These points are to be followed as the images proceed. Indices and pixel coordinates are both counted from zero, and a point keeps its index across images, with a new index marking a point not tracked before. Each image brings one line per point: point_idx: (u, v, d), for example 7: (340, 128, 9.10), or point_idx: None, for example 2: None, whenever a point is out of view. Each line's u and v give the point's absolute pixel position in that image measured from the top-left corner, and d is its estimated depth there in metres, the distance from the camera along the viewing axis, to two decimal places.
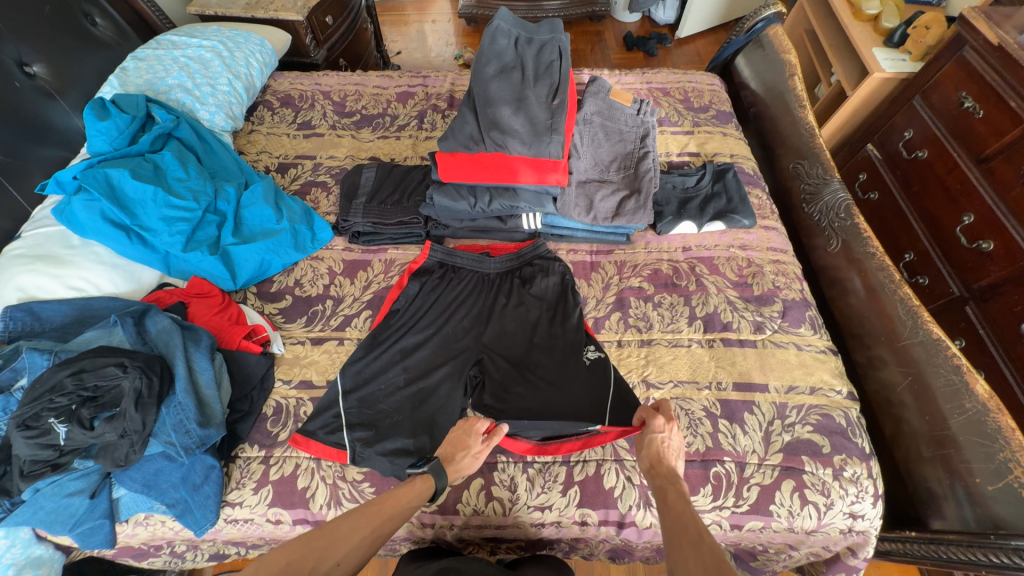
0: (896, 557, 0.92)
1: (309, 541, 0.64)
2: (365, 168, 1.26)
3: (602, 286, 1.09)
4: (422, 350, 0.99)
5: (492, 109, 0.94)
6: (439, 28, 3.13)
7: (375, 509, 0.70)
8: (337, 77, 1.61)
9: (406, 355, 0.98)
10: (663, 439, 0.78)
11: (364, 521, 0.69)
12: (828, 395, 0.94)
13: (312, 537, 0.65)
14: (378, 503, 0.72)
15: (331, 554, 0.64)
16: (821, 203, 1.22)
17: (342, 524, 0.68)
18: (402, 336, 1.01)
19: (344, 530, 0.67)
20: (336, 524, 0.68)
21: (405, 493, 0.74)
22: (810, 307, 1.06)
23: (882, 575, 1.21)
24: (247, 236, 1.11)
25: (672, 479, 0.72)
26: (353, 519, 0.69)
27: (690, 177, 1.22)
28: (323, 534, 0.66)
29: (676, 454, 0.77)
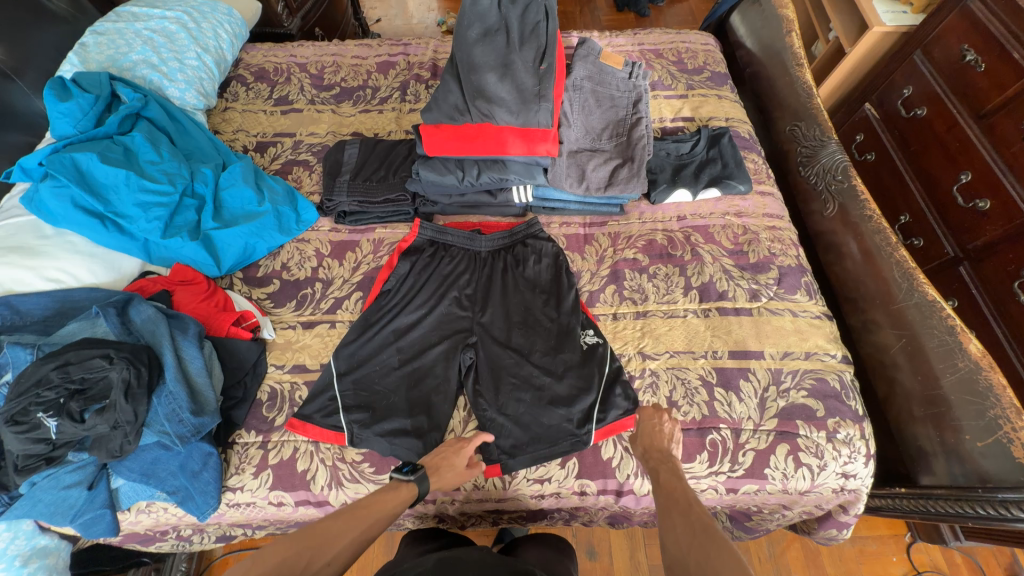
0: (886, 513, 0.95)
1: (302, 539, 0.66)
2: (348, 144, 1.21)
3: (596, 258, 1.08)
4: (416, 332, 0.98)
5: (477, 76, 0.90)
6: None
7: (365, 512, 0.72)
8: (313, 48, 1.53)
9: (400, 336, 0.97)
10: (658, 425, 0.83)
11: (354, 520, 0.70)
12: (822, 360, 0.94)
13: (304, 536, 0.66)
14: (366, 504, 0.73)
15: (323, 553, 0.66)
16: (818, 165, 1.20)
17: (333, 524, 0.69)
18: (395, 317, 0.99)
19: (333, 528, 0.68)
20: (327, 522, 0.69)
21: (392, 496, 0.75)
22: (805, 273, 1.05)
23: (871, 530, 1.25)
24: (229, 220, 1.07)
25: (667, 460, 0.78)
26: (342, 518, 0.70)
27: (684, 143, 1.19)
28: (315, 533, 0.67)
29: (672, 438, 0.82)
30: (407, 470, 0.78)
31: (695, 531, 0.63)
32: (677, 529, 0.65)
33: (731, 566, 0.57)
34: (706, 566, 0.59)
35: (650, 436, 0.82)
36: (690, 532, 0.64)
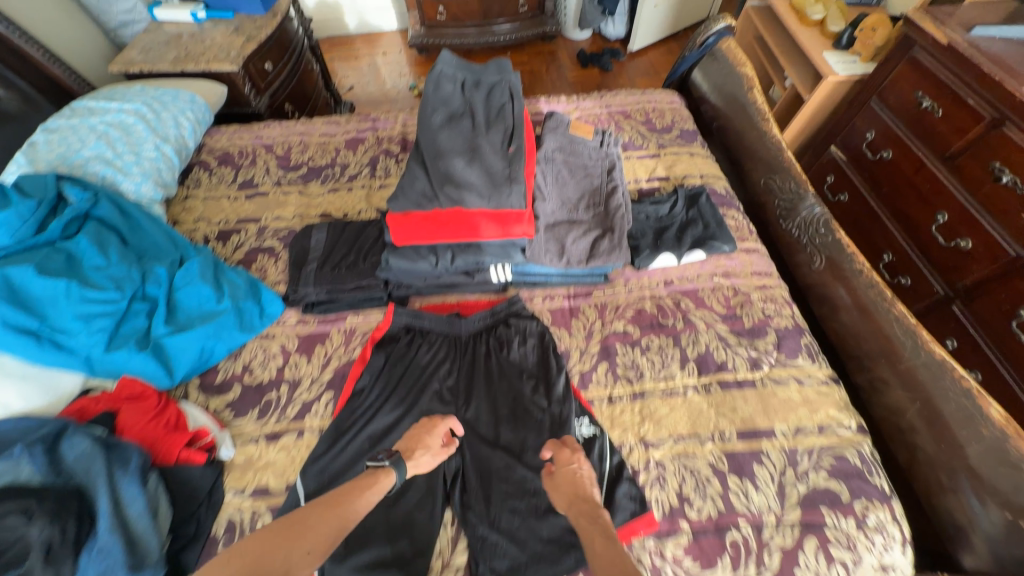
0: None
1: (281, 531, 0.63)
2: (315, 228, 1.16)
3: (584, 333, 1.01)
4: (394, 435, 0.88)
5: (444, 162, 0.86)
6: (391, 59, 3.07)
7: (342, 507, 0.69)
8: (279, 128, 1.51)
9: (376, 442, 0.87)
10: (576, 469, 0.76)
11: (331, 511, 0.67)
12: (837, 433, 0.87)
13: (280, 530, 0.63)
14: (341, 495, 0.70)
15: (301, 544, 0.63)
16: (798, 218, 1.18)
17: (312, 515, 0.66)
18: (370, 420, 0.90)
19: (309, 520, 0.65)
20: (303, 513, 0.66)
21: (367, 486, 0.73)
22: (804, 334, 1.00)
23: None
24: (184, 322, 0.98)
25: (596, 512, 0.69)
26: (318, 512, 0.67)
27: (662, 205, 1.17)
28: (294, 525, 0.64)
29: (592, 482, 0.75)
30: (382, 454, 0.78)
31: None
32: None
33: None
34: None
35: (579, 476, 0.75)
36: None
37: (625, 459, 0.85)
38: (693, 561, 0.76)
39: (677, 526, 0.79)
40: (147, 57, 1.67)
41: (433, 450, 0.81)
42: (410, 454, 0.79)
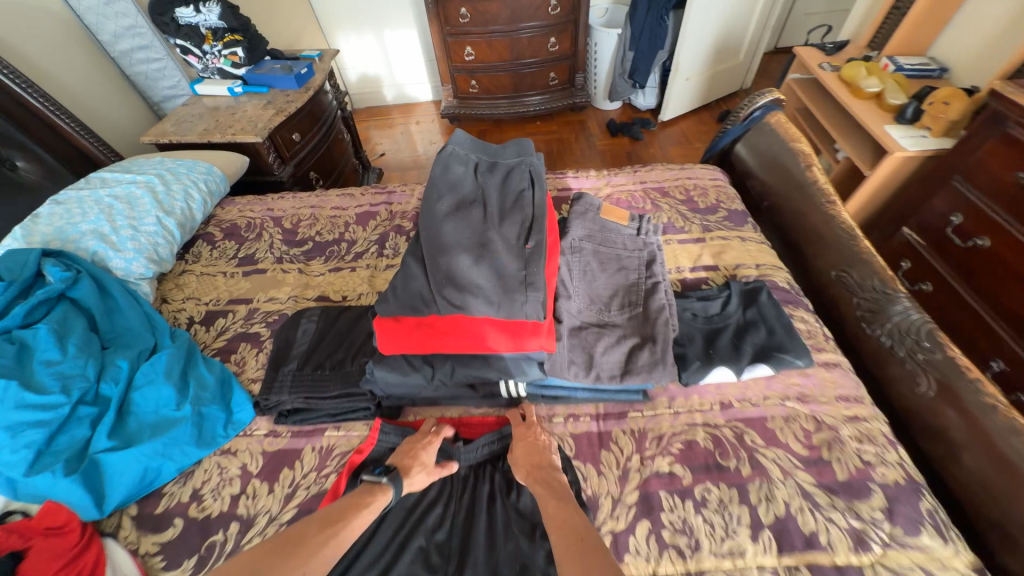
0: None
1: (273, 547, 0.62)
2: (306, 315, 1.02)
3: (618, 474, 0.78)
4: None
5: (446, 258, 0.70)
6: (423, 128, 3.14)
7: (341, 529, 0.66)
8: (292, 200, 1.44)
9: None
10: (534, 437, 0.79)
11: (329, 531, 0.65)
12: None
13: (274, 544, 0.62)
14: (339, 510, 0.69)
15: (297, 557, 0.61)
16: (889, 324, 0.94)
17: (308, 534, 0.64)
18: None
19: (306, 538, 0.64)
20: (300, 528, 0.65)
21: (364, 505, 0.70)
22: (924, 493, 0.72)
23: None
24: (133, 432, 0.83)
25: (552, 483, 0.71)
26: (316, 530, 0.65)
27: (712, 301, 0.96)
28: (288, 543, 0.63)
29: (552, 450, 0.78)
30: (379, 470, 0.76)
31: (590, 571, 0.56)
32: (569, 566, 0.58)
33: None
34: None
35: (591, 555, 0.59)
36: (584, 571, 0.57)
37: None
38: None
39: None
40: (179, 129, 1.69)
41: (428, 468, 0.77)
42: (405, 480, 0.74)
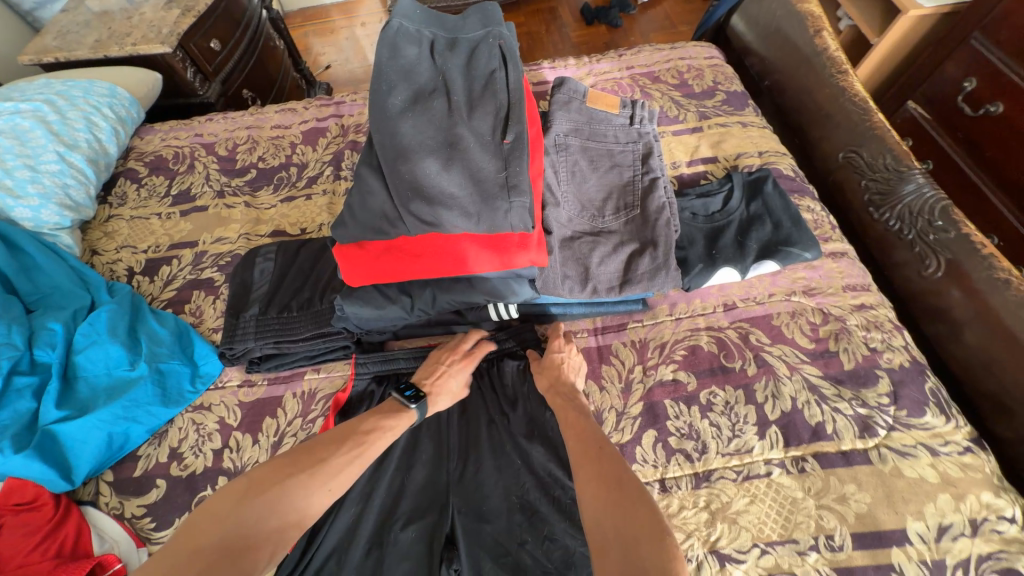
0: None
1: (300, 466, 0.58)
2: (261, 253, 0.89)
3: (620, 387, 0.74)
4: (378, 528, 0.65)
5: (407, 166, 0.57)
6: (371, 30, 2.72)
7: (368, 452, 0.62)
8: (223, 121, 1.22)
9: (353, 541, 0.64)
10: (562, 357, 0.74)
11: (354, 453, 0.61)
12: (998, 533, 0.59)
13: (298, 461, 0.59)
14: (363, 430, 0.65)
15: (322, 479, 0.58)
16: (900, 205, 0.88)
17: (333, 455, 0.60)
18: (343, 509, 0.66)
19: (328, 459, 0.60)
20: (321, 450, 0.61)
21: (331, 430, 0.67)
22: (927, 375, 0.71)
23: None
24: (87, 400, 0.74)
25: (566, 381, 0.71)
26: (343, 452, 0.61)
27: (714, 196, 0.87)
28: (316, 463, 0.59)
29: (577, 369, 0.74)
30: (409, 394, 0.69)
31: (609, 484, 0.55)
32: (586, 481, 0.57)
33: (649, 530, 0.49)
34: (623, 529, 0.50)
35: (613, 484, 0.55)
36: (603, 488, 0.55)
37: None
38: None
39: None
40: (64, 42, 1.37)
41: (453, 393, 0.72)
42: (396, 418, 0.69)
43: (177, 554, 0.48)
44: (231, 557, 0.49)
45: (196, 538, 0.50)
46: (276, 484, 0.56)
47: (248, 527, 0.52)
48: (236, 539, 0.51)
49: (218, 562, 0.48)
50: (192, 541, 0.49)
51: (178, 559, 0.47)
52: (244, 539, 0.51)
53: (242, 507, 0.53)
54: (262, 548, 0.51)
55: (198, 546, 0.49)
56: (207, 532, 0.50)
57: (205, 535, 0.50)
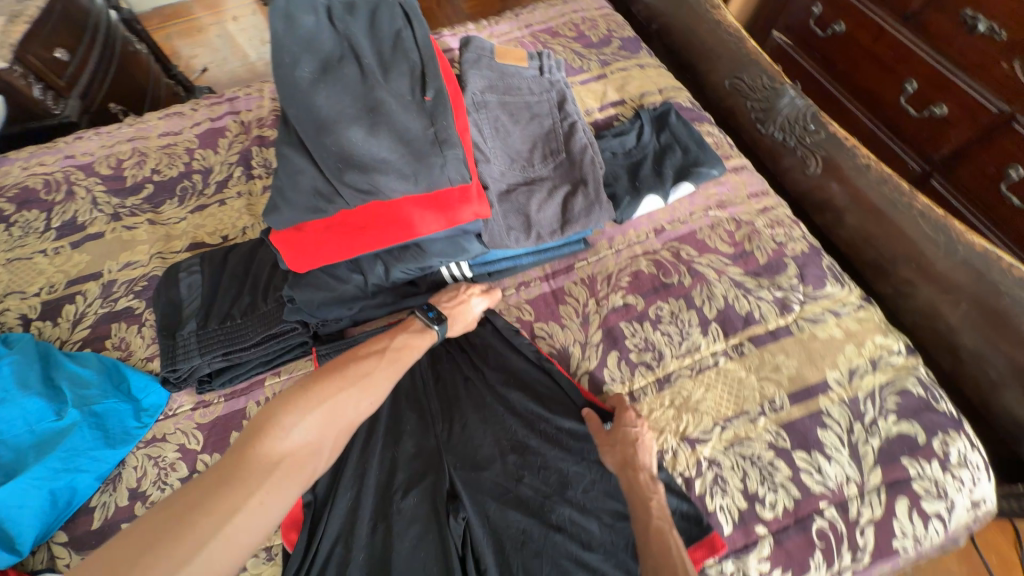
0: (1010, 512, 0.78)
1: (351, 379, 0.64)
2: (183, 268, 0.82)
3: (579, 321, 0.80)
4: (381, 501, 0.66)
5: (333, 137, 0.56)
6: (245, 25, 2.48)
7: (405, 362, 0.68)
8: (97, 138, 1.08)
9: (357, 521, 0.64)
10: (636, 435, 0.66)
11: (394, 366, 0.67)
12: (890, 363, 0.73)
13: (349, 375, 0.64)
14: (395, 346, 0.69)
15: (370, 390, 0.64)
16: (780, 118, 1.01)
17: (377, 369, 0.66)
18: (340, 496, 0.66)
19: (373, 373, 0.65)
20: (366, 364, 0.66)
21: None
22: (822, 255, 0.84)
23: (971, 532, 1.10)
24: (10, 463, 0.65)
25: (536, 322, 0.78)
26: (386, 365, 0.67)
27: (628, 134, 0.94)
28: (365, 376, 0.65)
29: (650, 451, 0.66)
30: (432, 314, 0.72)
31: None
32: None
33: None
34: None
35: None
36: None
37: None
38: (781, 572, 0.61)
39: (753, 534, 0.63)
40: None
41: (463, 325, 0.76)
42: None
43: (247, 467, 0.54)
44: (298, 466, 0.57)
45: (261, 449, 0.56)
46: (330, 398, 0.61)
47: (311, 437, 0.59)
48: (297, 450, 0.57)
49: (288, 471, 0.56)
50: (258, 453, 0.55)
51: (250, 471, 0.54)
52: (308, 449, 0.58)
53: (302, 421, 0.59)
54: (322, 453, 0.60)
55: (265, 460, 0.55)
56: (271, 446, 0.56)
57: (270, 450, 0.56)
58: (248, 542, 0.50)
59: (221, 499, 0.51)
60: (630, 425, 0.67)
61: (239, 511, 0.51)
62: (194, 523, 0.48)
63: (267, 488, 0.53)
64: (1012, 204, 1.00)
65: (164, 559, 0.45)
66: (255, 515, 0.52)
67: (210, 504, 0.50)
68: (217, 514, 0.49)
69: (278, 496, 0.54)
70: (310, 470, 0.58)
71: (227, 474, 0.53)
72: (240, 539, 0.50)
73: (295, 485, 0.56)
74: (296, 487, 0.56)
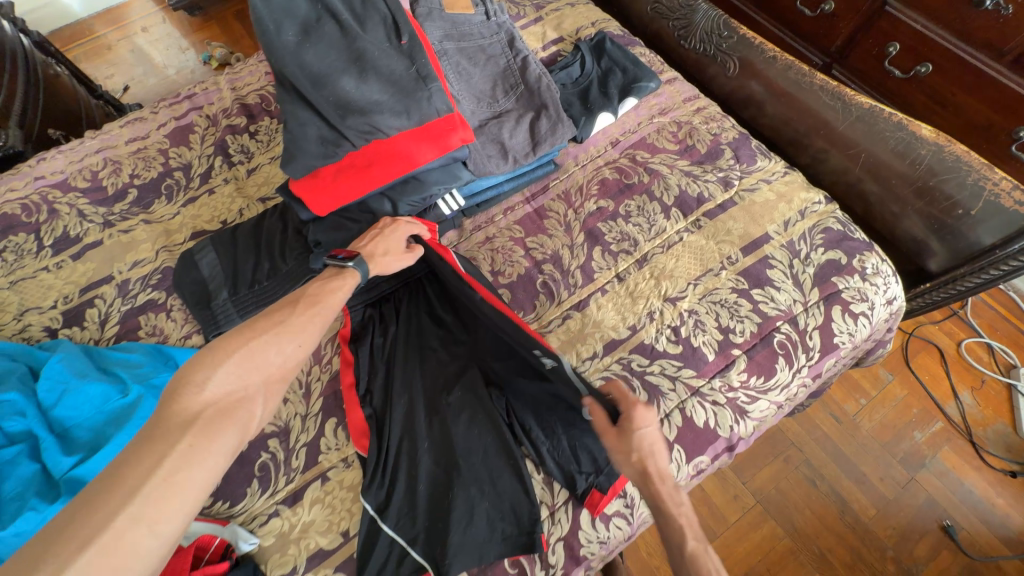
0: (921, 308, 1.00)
1: (263, 329, 0.57)
2: (197, 252, 0.88)
3: (563, 230, 0.92)
4: (426, 397, 0.78)
5: (331, 87, 0.66)
6: (155, 35, 2.37)
7: (326, 307, 0.63)
8: (63, 155, 1.09)
9: (415, 419, 0.76)
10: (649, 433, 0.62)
11: (313, 311, 0.62)
12: (815, 210, 0.91)
13: (260, 325, 0.57)
14: (312, 292, 0.64)
15: (289, 336, 0.58)
16: (699, 32, 1.15)
17: (293, 316, 0.60)
18: (395, 403, 0.77)
19: (290, 319, 0.59)
20: (278, 314, 0.60)
21: None
22: (750, 139, 1.00)
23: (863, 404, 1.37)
24: (92, 439, 0.72)
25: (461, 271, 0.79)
26: (301, 311, 0.61)
27: (572, 65, 1.05)
28: (277, 324, 0.58)
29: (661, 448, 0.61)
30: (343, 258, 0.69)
31: None
32: None
33: None
34: None
35: None
36: None
37: (643, 337, 0.81)
38: (756, 377, 0.78)
39: (731, 356, 0.79)
40: None
41: (397, 254, 0.73)
42: None
43: (165, 422, 0.47)
44: (225, 412, 0.50)
45: (173, 408, 0.48)
46: (244, 344, 0.54)
47: (232, 384, 0.52)
48: (219, 399, 0.50)
49: (214, 417, 0.49)
50: (172, 411, 0.48)
51: (169, 425, 0.46)
52: (231, 397, 0.51)
53: (216, 372, 0.51)
54: (251, 399, 0.53)
55: (181, 412, 0.48)
56: (188, 400, 0.49)
57: (183, 406, 0.48)
58: (190, 482, 0.44)
59: (137, 463, 0.44)
60: (640, 426, 0.61)
61: (167, 458, 0.44)
62: (118, 479, 0.42)
63: (194, 433, 0.47)
64: (896, 76, 1.19)
65: (95, 514, 0.40)
66: (188, 464, 0.45)
67: (120, 474, 0.43)
68: (130, 482, 0.42)
69: (210, 440, 0.47)
70: (243, 413, 0.51)
71: (142, 433, 0.46)
72: (173, 495, 0.43)
73: (229, 425, 0.49)
74: (230, 432, 0.49)
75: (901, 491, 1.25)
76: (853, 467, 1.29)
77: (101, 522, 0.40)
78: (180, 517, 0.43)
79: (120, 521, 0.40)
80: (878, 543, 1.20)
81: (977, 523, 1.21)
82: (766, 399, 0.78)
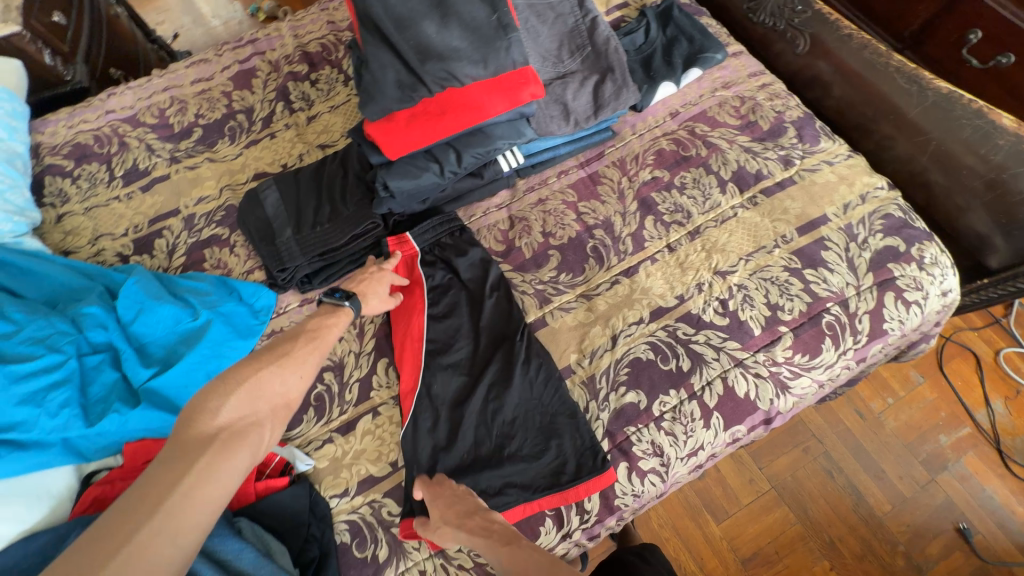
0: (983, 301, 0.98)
1: (269, 360, 0.62)
2: (261, 190, 0.91)
3: (616, 197, 0.93)
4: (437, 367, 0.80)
5: (416, 29, 0.69)
6: None
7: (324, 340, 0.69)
8: (132, 91, 1.12)
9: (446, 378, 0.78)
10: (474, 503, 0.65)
11: (312, 344, 0.67)
12: (876, 196, 0.89)
13: (265, 357, 0.62)
14: (311, 327, 0.70)
15: (291, 370, 0.63)
16: (769, 7, 1.12)
17: (296, 348, 0.65)
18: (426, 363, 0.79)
19: (292, 351, 0.65)
20: (282, 347, 0.65)
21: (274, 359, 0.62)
22: (814, 119, 0.98)
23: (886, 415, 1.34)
24: (165, 356, 0.77)
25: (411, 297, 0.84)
26: (302, 344, 0.66)
27: (637, 32, 1.03)
28: (281, 356, 0.63)
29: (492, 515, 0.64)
30: (340, 295, 0.76)
31: None
32: None
33: None
34: None
35: None
36: None
37: (691, 307, 0.82)
38: (801, 355, 0.79)
39: (778, 332, 0.80)
40: None
41: (383, 297, 0.81)
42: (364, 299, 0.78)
43: (183, 441, 0.51)
44: (237, 434, 0.54)
45: (189, 429, 0.52)
46: (254, 374, 0.59)
47: (243, 410, 0.56)
48: (233, 423, 0.54)
49: (229, 438, 0.53)
50: (190, 432, 0.52)
51: (186, 445, 0.51)
52: (244, 420, 0.56)
53: (228, 400, 0.56)
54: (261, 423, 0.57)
55: (197, 435, 0.52)
56: (202, 425, 0.53)
57: (198, 428, 0.52)
58: (207, 500, 0.49)
59: (158, 483, 0.48)
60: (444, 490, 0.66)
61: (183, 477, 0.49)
62: (143, 497, 0.47)
63: (211, 452, 0.51)
64: (973, 66, 1.14)
65: (121, 529, 0.45)
66: (202, 484, 0.49)
67: (143, 493, 0.47)
68: (148, 504, 0.46)
69: (225, 458, 0.51)
70: (255, 436, 0.55)
71: (162, 454, 0.50)
72: (189, 515, 0.47)
73: (241, 448, 0.53)
74: (243, 454, 0.53)
75: (920, 491, 1.26)
76: (873, 463, 1.29)
77: (125, 537, 0.44)
78: (195, 532, 0.47)
79: (142, 536, 0.44)
80: (890, 538, 1.21)
81: (994, 529, 1.22)
82: (809, 376, 0.79)
